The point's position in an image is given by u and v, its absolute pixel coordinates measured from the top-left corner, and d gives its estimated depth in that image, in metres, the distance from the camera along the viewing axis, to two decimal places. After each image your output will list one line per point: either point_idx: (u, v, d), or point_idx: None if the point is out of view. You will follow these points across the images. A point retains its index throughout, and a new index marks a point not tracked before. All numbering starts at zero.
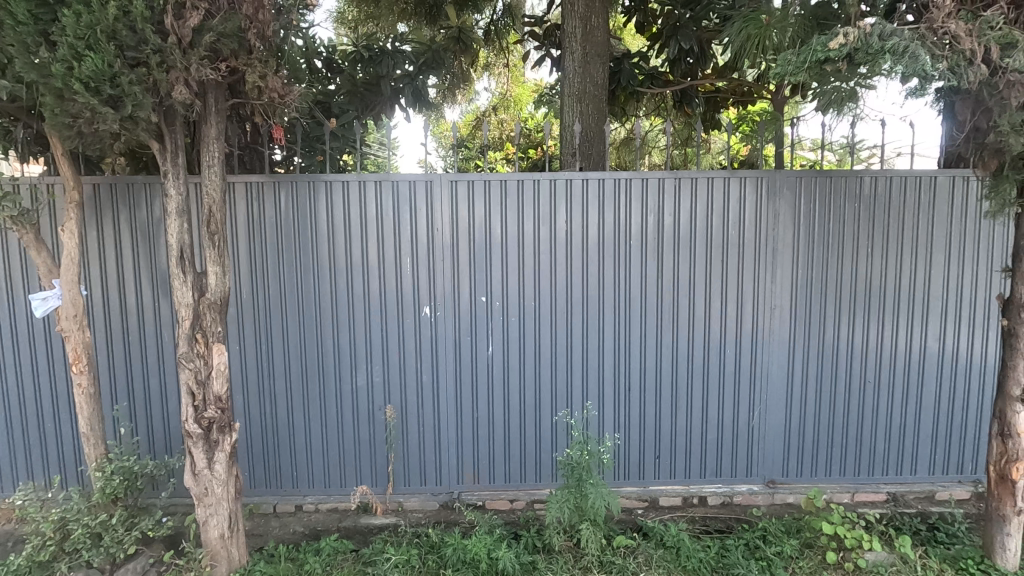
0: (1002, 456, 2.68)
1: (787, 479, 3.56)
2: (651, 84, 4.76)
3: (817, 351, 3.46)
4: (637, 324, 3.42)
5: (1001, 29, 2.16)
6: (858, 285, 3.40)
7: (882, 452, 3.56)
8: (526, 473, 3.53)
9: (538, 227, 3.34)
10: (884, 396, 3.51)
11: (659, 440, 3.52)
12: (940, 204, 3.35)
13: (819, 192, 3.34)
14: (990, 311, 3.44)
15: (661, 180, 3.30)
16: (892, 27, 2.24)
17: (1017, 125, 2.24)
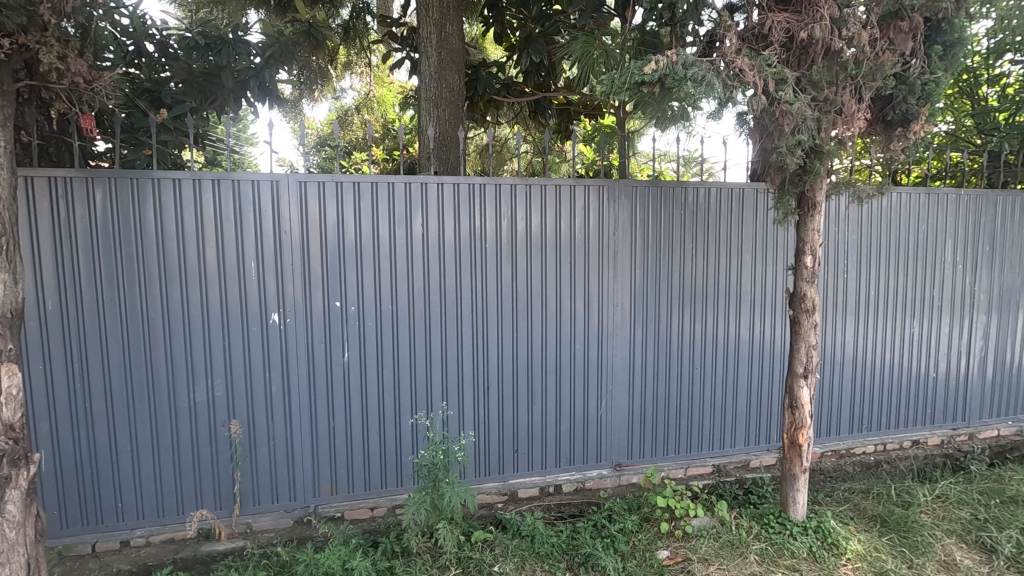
0: (792, 425, 3.18)
1: (631, 461, 3.90)
2: (507, 93, 4.94)
3: (655, 342, 3.84)
4: (494, 324, 3.54)
5: (775, 67, 2.60)
6: (685, 285, 3.84)
7: (708, 430, 4.05)
8: (387, 478, 3.48)
9: (394, 230, 3.31)
10: (708, 380, 4.00)
11: (517, 435, 3.67)
12: (747, 213, 3.90)
13: (652, 201, 3.71)
14: (782, 303, 4.06)
15: (513, 186, 3.45)
16: (693, 58, 2.58)
17: (791, 147, 2.69)
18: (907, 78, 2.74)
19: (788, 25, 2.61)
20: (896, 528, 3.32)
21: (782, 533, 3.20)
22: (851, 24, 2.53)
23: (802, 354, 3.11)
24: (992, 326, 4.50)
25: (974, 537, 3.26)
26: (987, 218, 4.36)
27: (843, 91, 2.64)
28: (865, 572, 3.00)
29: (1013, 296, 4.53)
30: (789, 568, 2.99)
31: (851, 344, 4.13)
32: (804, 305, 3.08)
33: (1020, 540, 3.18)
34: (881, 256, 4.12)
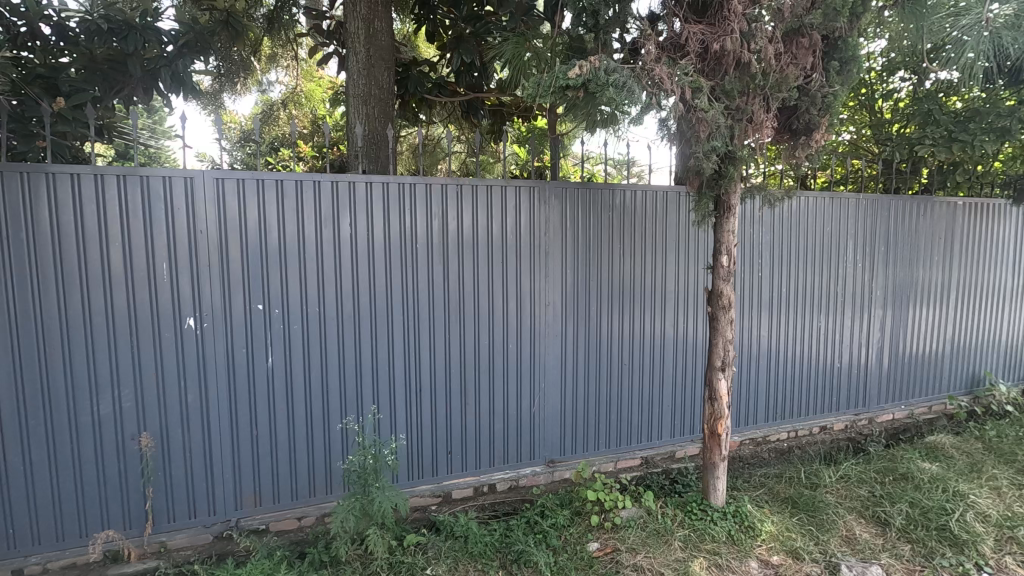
0: (712, 416, 3.36)
1: (564, 458, 3.98)
2: (438, 93, 4.90)
3: (585, 340, 3.94)
4: (426, 325, 3.51)
5: (691, 76, 2.73)
6: (614, 285, 3.95)
7: (637, 424, 4.19)
8: (315, 486, 3.37)
9: (320, 230, 3.21)
10: (636, 375, 4.14)
11: (451, 436, 3.65)
12: (669, 215, 4.07)
13: (580, 202, 3.79)
14: (701, 300, 4.27)
15: (443, 186, 3.43)
16: (614, 65, 2.67)
17: (707, 152, 2.83)
18: (809, 91, 2.95)
19: (703, 37, 2.76)
20: (805, 508, 3.58)
21: (703, 519, 3.36)
22: (759, 38, 2.70)
23: (720, 348, 3.28)
24: (887, 319, 4.94)
25: (872, 513, 3.56)
26: (881, 221, 4.78)
27: (753, 101, 2.82)
28: (778, 551, 3.21)
29: (904, 292, 4.99)
30: (710, 552, 3.14)
31: (765, 338, 4.41)
32: (721, 302, 3.25)
33: (910, 513, 3.50)
34: (791, 256, 4.42)
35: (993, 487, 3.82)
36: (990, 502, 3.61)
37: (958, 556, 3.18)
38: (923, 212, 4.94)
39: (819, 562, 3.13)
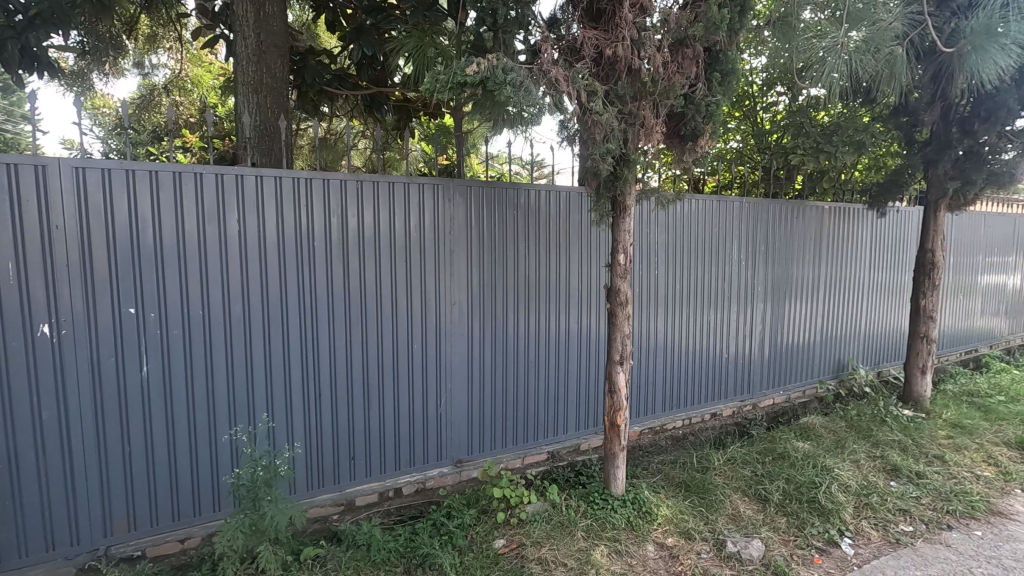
0: (612, 408, 3.49)
1: (471, 457, 3.96)
2: (339, 86, 4.66)
3: (491, 339, 3.95)
4: (325, 326, 3.35)
5: (586, 80, 2.81)
6: (519, 283, 4.00)
7: (543, 420, 4.27)
8: (200, 504, 3.11)
9: (202, 226, 2.96)
10: (542, 372, 4.22)
11: (352, 442, 3.51)
12: (572, 215, 4.19)
13: (484, 201, 3.79)
14: (602, 298, 4.43)
15: (342, 181, 3.30)
16: (511, 64, 2.69)
17: (602, 154, 2.93)
18: (695, 99, 3.14)
19: (597, 43, 2.86)
20: (697, 491, 3.82)
21: (604, 508, 3.49)
22: (648, 47, 2.83)
23: (618, 343, 3.42)
24: (768, 313, 5.40)
25: (755, 491, 3.87)
26: (762, 223, 5.22)
27: (645, 106, 2.96)
28: (672, 533, 3.39)
29: (781, 288, 5.47)
30: (611, 539, 3.25)
31: (661, 331, 4.66)
32: (619, 298, 3.38)
33: (786, 488, 3.84)
34: (684, 255, 4.71)
35: (854, 461, 4.29)
36: (851, 474, 4.04)
37: (825, 525, 3.52)
38: (796, 215, 5.45)
39: (708, 541, 3.34)
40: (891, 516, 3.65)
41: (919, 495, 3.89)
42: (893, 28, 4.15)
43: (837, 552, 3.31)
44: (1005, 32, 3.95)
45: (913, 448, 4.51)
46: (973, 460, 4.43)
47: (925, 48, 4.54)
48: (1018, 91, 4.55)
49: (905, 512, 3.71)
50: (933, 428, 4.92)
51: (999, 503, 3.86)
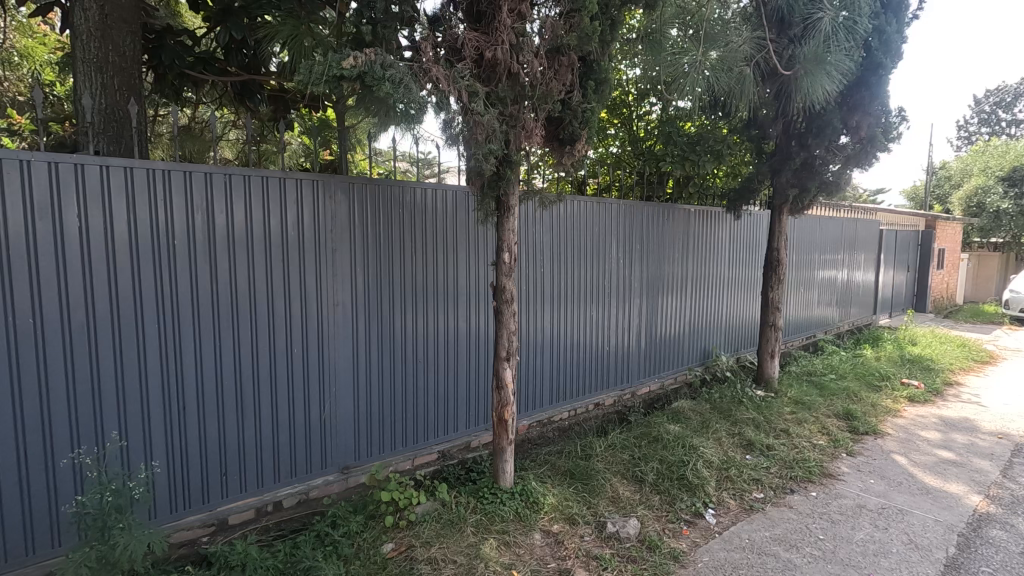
0: (499, 403, 3.57)
1: (358, 462, 3.84)
2: (203, 70, 4.28)
3: (378, 340, 3.85)
4: (189, 332, 3.06)
5: (467, 80, 2.85)
6: (406, 282, 3.94)
7: (433, 419, 4.25)
8: (34, 542, 2.71)
9: (32, 221, 2.57)
10: (431, 371, 4.19)
11: (224, 457, 3.25)
12: (458, 214, 4.21)
13: (367, 198, 3.69)
14: (488, 295, 4.49)
15: (207, 174, 3.04)
16: (390, 60, 2.64)
17: (485, 155, 2.98)
18: (572, 105, 3.30)
19: (477, 44, 2.90)
20: (581, 478, 4.03)
21: (493, 502, 3.56)
22: (526, 52, 2.93)
23: (505, 339, 3.50)
24: (643, 307, 5.81)
25: (632, 474, 4.15)
26: (637, 224, 5.60)
27: (524, 110, 3.06)
28: (558, 520, 3.54)
29: (655, 284, 5.92)
30: (499, 532, 3.32)
31: (547, 327, 4.83)
32: (505, 296, 3.46)
33: (660, 469, 4.17)
34: (567, 253, 4.93)
35: (717, 439, 4.75)
36: (714, 451, 4.48)
37: (692, 499, 3.87)
38: (667, 217, 5.92)
39: (590, 524, 3.54)
40: (746, 485, 4.10)
41: (768, 465, 4.41)
42: (742, 49, 4.71)
43: (702, 523, 3.66)
44: (828, 60, 4.61)
45: (764, 424, 5.11)
46: (811, 431, 5.10)
47: (768, 71, 5.15)
48: (840, 112, 5.31)
49: (757, 481, 4.19)
50: (780, 406, 5.60)
51: (830, 467, 4.48)
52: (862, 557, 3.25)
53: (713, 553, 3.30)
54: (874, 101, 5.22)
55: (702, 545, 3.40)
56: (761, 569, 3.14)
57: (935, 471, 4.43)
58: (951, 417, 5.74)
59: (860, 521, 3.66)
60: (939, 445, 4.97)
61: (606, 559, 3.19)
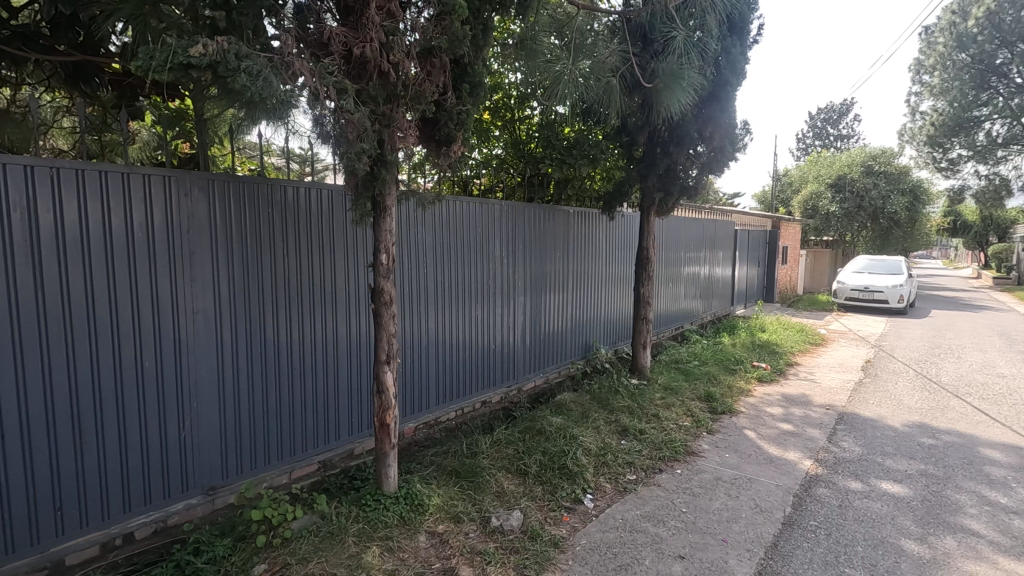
0: (381, 408, 3.49)
1: (227, 481, 3.55)
2: (25, 47, 3.70)
3: (246, 348, 3.58)
4: (9, 348, 2.64)
5: (334, 76, 2.77)
6: (277, 285, 3.71)
7: (313, 429, 4.04)
8: None
9: None
10: (309, 379, 3.99)
11: (58, 489, 2.85)
12: (335, 213, 4.04)
13: (230, 196, 3.42)
14: (367, 297, 4.35)
15: (27, 167, 2.65)
16: (246, 50, 2.48)
17: (357, 154, 2.91)
18: (446, 107, 3.32)
19: (345, 40, 2.82)
20: (467, 476, 4.07)
21: (376, 509, 3.48)
22: (396, 51, 2.89)
23: (385, 342, 3.43)
24: (527, 304, 5.98)
25: (516, 468, 4.28)
26: (519, 224, 5.75)
27: (397, 109, 3.03)
28: (443, 520, 3.55)
29: (538, 282, 6.11)
30: (382, 538, 3.25)
31: (431, 328, 4.80)
32: (383, 299, 3.39)
33: (542, 460, 4.34)
34: (450, 253, 4.94)
35: (595, 427, 5.04)
36: (592, 439, 4.75)
37: (572, 486, 4.07)
38: (548, 217, 6.14)
39: (475, 520, 3.59)
40: (620, 469, 4.40)
41: (641, 449, 4.76)
42: (609, 61, 5.04)
43: (580, 508, 3.86)
44: (682, 76, 5.06)
45: (637, 410, 5.50)
46: (678, 414, 5.59)
47: (633, 83, 5.55)
48: (696, 123, 5.85)
49: (631, 464, 4.51)
50: (651, 393, 6.06)
51: (693, 446, 4.94)
52: (717, 524, 3.62)
53: (590, 535, 3.49)
54: (723, 115, 5.82)
55: (580, 529, 3.58)
56: (632, 545, 3.38)
57: (777, 442, 5.05)
58: (790, 393, 6.58)
59: (716, 492, 4.08)
60: (781, 419, 5.67)
61: (490, 553, 3.25)
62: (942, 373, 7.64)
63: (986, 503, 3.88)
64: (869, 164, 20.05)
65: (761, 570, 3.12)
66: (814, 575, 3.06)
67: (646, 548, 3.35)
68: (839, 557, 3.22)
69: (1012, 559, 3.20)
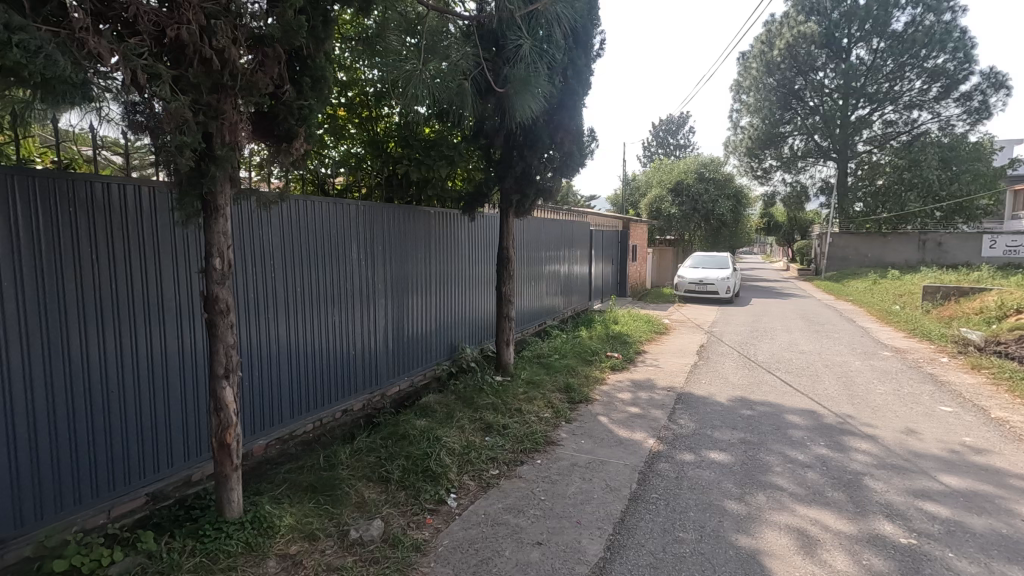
0: (219, 426, 3.17)
1: (23, 531, 2.98)
2: None
3: (45, 372, 3.03)
4: None
5: (144, 58, 2.46)
6: (83, 296, 3.20)
7: (139, 459, 3.54)
8: None
9: None
10: (130, 402, 3.49)
11: None
12: (156, 213, 3.58)
13: (15, 191, 2.87)
14: (197, 306, 3.90)
15: None
16: (22, 21, 2.08)
17: (178, 149, 2.61)
18: (284, 100, 3.12)
19: (156, 19, 2.52)
20: (323, 491, 3.88)
21: (217, 539, 3.17)
22: (221, 36, 2.65)
23: (221, 355, 3.12)
24: (387, 308, 5.81)
25: (378, 475, 4.17)
26: (376, 224, 5.57)
27: (225, 100, 2.77)
28: (296, 540, 3.34)
29: (398, 283, 5.97)
30: (224, 570, 2.97)
31: (280, 336, 4.47)
32: (218, 307, 3.08)
33: (405, 465, 4.27)
34: (299, 256, 4.63)
35: (460, 426, 5.08)
36: (457, 439, 4.78)
37: (436, 488, 4.05)
38: (408, 218, 6.03)
39: (332, 536, 3.43)
40: (484, 465, 4.49)
41: (504, 443, 4.89)
42: (461, 65, 5.13)
43: (444, 508, 3.86)
44: (531, 82, 5.29)
45: (501, 406, 5.64)
46: (539, 406, 5.84)
47: (485, 87, 5.68)
48: (547, 129, 6.16)
49: (494, 460, 4.61)
50: (515, 388, 6.26)
51: (552, 436, 5.19)
52: (572, 507, 3.84)
53: (453, 535, 3.51)
54: (571, 122, 6.21)
55: (443, 529, 3.58)
56: (494, 538, 3.45)
57: (626, 425, 5.49)
58: (639, 379, 7.19)
59: (573, 477, 4.33)
60: (630, 403, 6.18)
61: (348, 568, 3.12)
62: (758, 352, 8.88)
63: (788, 461, 4.57)
64: (701, 171, 22.57)
65: (610, 545, 3.36)
66: (654, 543, 3.37)
67: (507, 539, 3.45)
68: (675, 524, 3.58)
69: (806, 506, 3.81)
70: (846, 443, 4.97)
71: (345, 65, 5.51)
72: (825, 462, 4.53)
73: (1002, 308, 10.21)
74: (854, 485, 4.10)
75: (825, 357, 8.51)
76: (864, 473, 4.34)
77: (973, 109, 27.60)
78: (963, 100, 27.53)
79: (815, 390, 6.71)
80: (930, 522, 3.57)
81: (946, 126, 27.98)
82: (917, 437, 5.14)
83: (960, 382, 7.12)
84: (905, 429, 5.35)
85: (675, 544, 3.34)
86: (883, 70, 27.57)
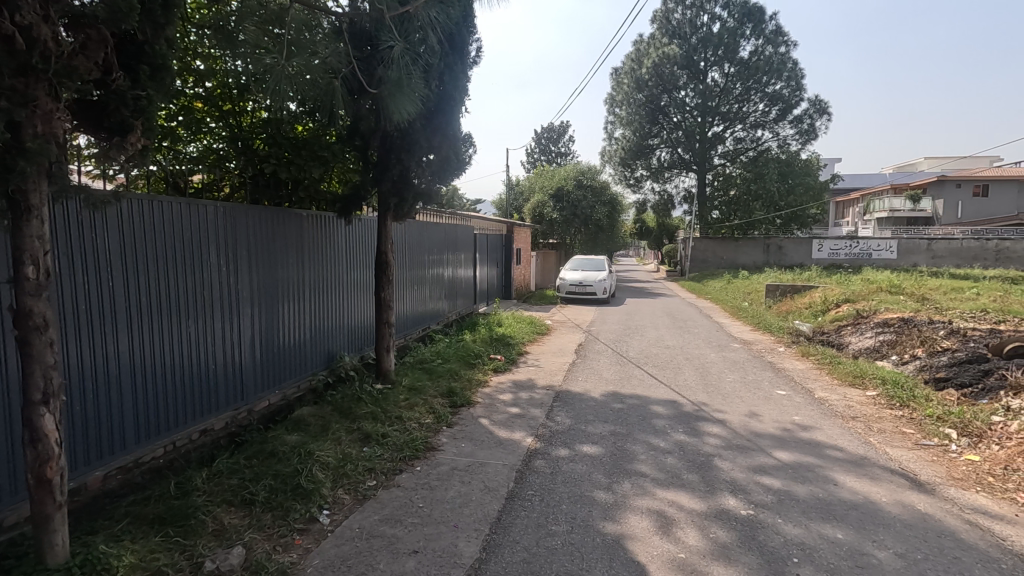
0: (35, 460, 2.74)
1: None
2: None
3: None
4: None
5: None
6: None
7: None
8: None
9: None
10: None
11: None
12: None
13: None
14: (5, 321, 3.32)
15: None
16: None
17: None
18: (115, 89, 2.78)
19: None
20: (174, 522, 3.51)
21: None
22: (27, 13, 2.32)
23: (38, 378, 2.69)
24: (252, 317, 5.38)
25: (240, 498, 3.86)
26: (238, 227, 5.14)
27: (36, 85, 2.41)
28: None
29: (265, 291, 5.55)
30: None
31: (118, 353, 3.96)
32: (33, 323, 2.65)
33: (272, 484, 4.00)
34: (141, 262, 4.14)
35: (335, 439, 4.86)
36: (331, 452, 4.57)
37: (307, 506, 3.84)
38: (276, 220, 5.65)
39: (184, 570, 3.12)
40: (360, 477, 4.33)
41: (382, 453, 4.76)
42: (328, 61, 4.94)
43: (315, 527, 3.67)
44: (405, 84, 5.21)
45: (380, 414, 5.49)
46: (421, 413, 5.77)
47: (358, 87, 5.64)
48: (424, 132, 6.13)
49: (371, 470, 4.48)
50: (395, 395, 6.12)
51: (432, 441, 5.15)
52: (450, 512, 3.84)
53: (324, 553, 3.35)
54: (448, 126, 6.24)
55: (313, 549, 3.41)
56: (368, 552, 3.35)
57: (506, 426, 5.60)
58: (520, 380, 7.38)
59: (452, 481, 4.32)
60: (511, 404, 6.30)
61: None
62: (630, 349, 9.51)
63: (651, 449, 4.95)
64: (580, 180, 23.71)
65: (485, 545, 3.41)
66: (528, 538, 3.48)
67: (382, 551, 3.36)
68: (549, 518, 3.71)
69: (666, 489, 4.14)
70: (700, 429, 5.49)
71: (199, 51, 4.93)
72: (682, 448, 4.97)
73: (825, 303, 11.93)
74: (706, 467, 4.54)
75: (686, 351, 9.34)
76: (714, 454, 4.82)
77: (804, 131, 31.93)
78: (796, 123, 31.75)
79: (677, 381, 7.33)
80: (765, 494, 4.06)
81: (783, 145, 32.09)
82: (758, 419, 5.82)
83: (792, 368, 8.20)
84: (749, 412, 6.04)
85: (548, 537, 3.47)
86: (733, 92, 31.08)
